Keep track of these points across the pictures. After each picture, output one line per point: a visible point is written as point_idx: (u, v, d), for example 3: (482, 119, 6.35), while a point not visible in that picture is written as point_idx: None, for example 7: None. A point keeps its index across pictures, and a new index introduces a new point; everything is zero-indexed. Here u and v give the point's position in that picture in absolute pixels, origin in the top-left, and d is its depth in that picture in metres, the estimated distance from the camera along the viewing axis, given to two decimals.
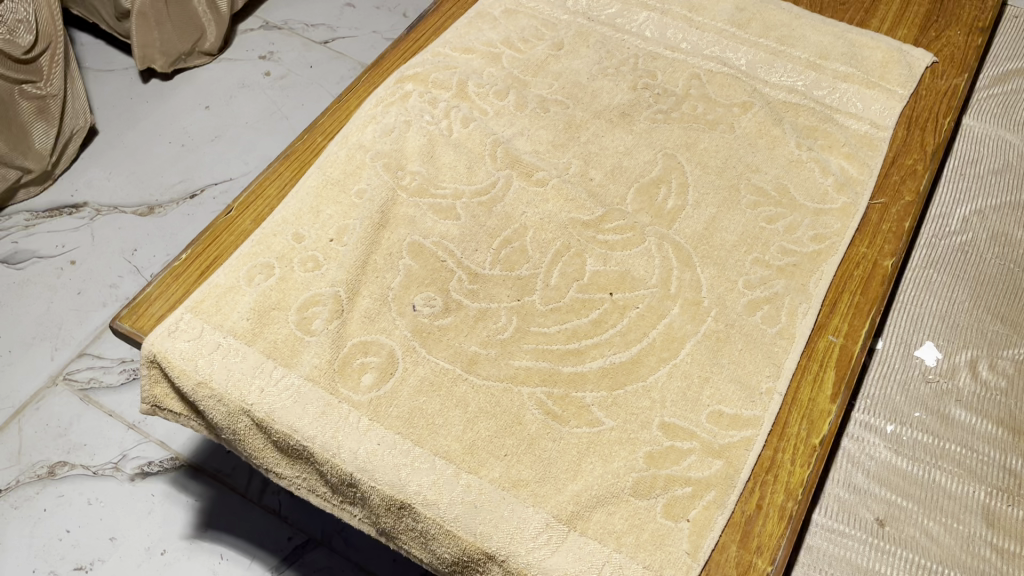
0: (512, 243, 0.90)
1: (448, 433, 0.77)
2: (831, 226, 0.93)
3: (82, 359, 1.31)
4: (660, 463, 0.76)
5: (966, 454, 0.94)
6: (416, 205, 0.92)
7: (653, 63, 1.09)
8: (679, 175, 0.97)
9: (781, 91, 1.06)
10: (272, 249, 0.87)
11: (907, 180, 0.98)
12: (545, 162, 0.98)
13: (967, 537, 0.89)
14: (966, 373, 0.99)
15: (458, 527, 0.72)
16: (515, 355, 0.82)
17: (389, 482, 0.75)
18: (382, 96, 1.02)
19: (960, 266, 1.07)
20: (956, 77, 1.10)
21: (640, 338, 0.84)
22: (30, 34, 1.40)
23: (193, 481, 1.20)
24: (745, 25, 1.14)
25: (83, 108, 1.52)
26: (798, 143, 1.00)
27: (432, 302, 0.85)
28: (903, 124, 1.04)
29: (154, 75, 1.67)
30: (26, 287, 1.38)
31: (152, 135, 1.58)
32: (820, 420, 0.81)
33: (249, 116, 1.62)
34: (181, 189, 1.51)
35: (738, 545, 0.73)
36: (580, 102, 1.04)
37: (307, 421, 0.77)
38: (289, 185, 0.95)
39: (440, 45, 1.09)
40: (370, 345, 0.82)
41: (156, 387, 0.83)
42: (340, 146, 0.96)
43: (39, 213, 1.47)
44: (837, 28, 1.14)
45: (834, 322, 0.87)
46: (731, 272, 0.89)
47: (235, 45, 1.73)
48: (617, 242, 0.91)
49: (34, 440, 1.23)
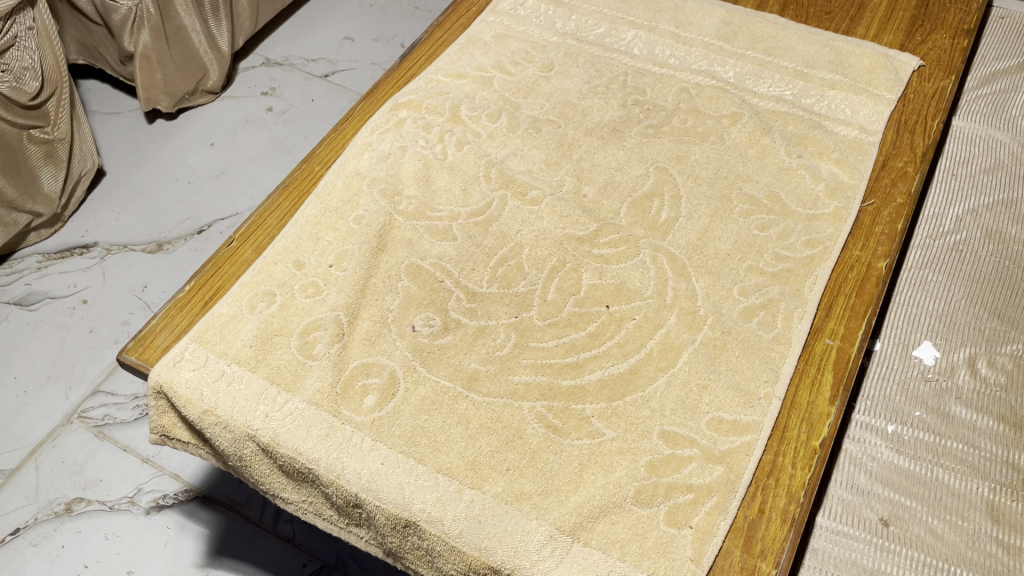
0: (509, 261, 0.92)
1: (450, 450, 0.78)
2: (824, 230, 0.94)
3: (96, 397, 1.33)
4: (661, 471, 0.77)
5: (967, 450, 0.94)
6: (413, 227, 0.94)
7: (642, 80, 1.11)
8: (671, 188, 0.98)
9: (769, 101, 1.07)
10: (273, 277, 0.89)
11: (899, 183, 0.99)
12: (538, 180, 0.99)
13: (972, 534, 0.89)
14: (965, 370, 1.00)
15: (463, 543, 0.73)
16: (514, 371, 0.83)
17: (393, 501, 0.75)
18: (377, 123, 1.04)
19: (956, 265, 1.08)
20: (943, 80, 1.11)
21: (637, 350, 0.84)
22: (36, 80, 1.40)
23: (208, 511, 1.22)
24: (731, 38, 1.16)
25: (91, 150, 1.55)
26: (788, 150, 1.01)
27: (431, 322, 0.86)
28: (892, 128, 1.05)
29: (159, 115, 1.71)
30: (39, 327, 1.41)
31: (159, 174, 1.61)
32: (819, 422, 0.81)
33: (253, 151, 1.65)
34: (189, 226, 1.54)
35: (741, 551, 0.73)
36: (572, 120, 1.06)
37: (311, 444, 0.78)
38: (289, 214, 0.97)
39: (432, 72, 1.11)
40: (371, 366, 0.83)
41: (163, 417, 0.84)
42: (338, 174, 0.98)
43: (51, 255, 1.50)
44: (822, 37, 1.16)
45: (830, 326, 0.88)
46: (726, 280, 0.90)
47: (237, 82, 1.76)
48: (611, 256, 0.92)
49: (50, 477, 1.25)
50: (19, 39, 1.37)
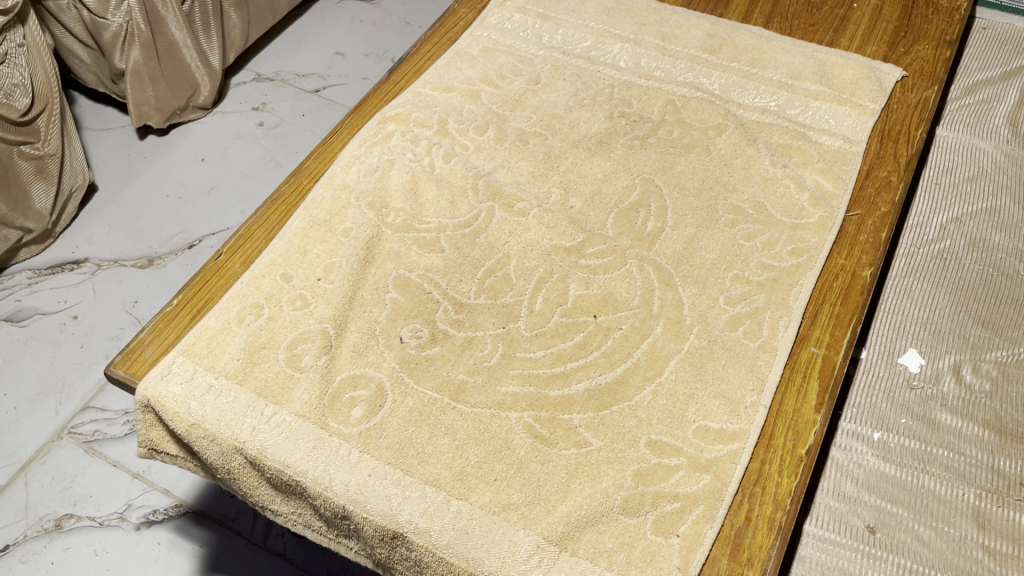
0: (496, 272, 0.92)
1: (438, 460, 0.78)
2: (809, 239, 0.95)
3: (86, 412, 1.33)
4: (648, 480, 0.77)
5: (953, 457, 0.94)
6: (401, 239, 0.94)
7: (628, 92, 1.11)
8: (658, 199, 0.99)
9: (754, 112, 1.08)
10: (261, 290, 0.89)
11: (883, 193, 1.00)
12: (526, 193, 1.00)
13: (959, 541, 0.89)
14: (950, 377, 1.00)
15: (450, 554, 0.73)
16: (502, 382, 0.83)
17: (381, 512, 0.76)
18: (365, 137, 1.04)
19: (941, 273, 1.09)
20: (926, 90, 1.12)
21: (624, 359, 0.85)
22: (25, 97, 1.40)
23: (198, 527, 1.21)
24: (717, 51, 1.17)
25: (81, 167, 1.55)
26: (773, 160, 1.02)
27: (419, 333, 0.86)
28: (876, 138, 1.06)
29: (150, 132, 1.71)
30: (29, 343, 1.41)
31: (150, 190, 1.62)
32: (805, 430, 0.81)
33: (244, 165, 1.66)
34: (179, 240, 1.54)
35: (728, 559, 0.73)
36: (559, 132, 1.07)
37: (298, 456, 0.78)
38: (277, 227, 0.98)
39: (420, 86, 1.12)
40: (359, 378, 0.83)
41: (151, 431, 0.84)
42: (326, 187, 0.98)
43: (42, 271, 1.51)
44: (806, 49, 1.17)
45: (816, 334, 0.88)
46: (712, 289, 0.90)
47: (229, 98, 1.77)
48: (598, 266, 0.92)
49: (40, 493, 1.24)
50: (10, 56, 1.38)
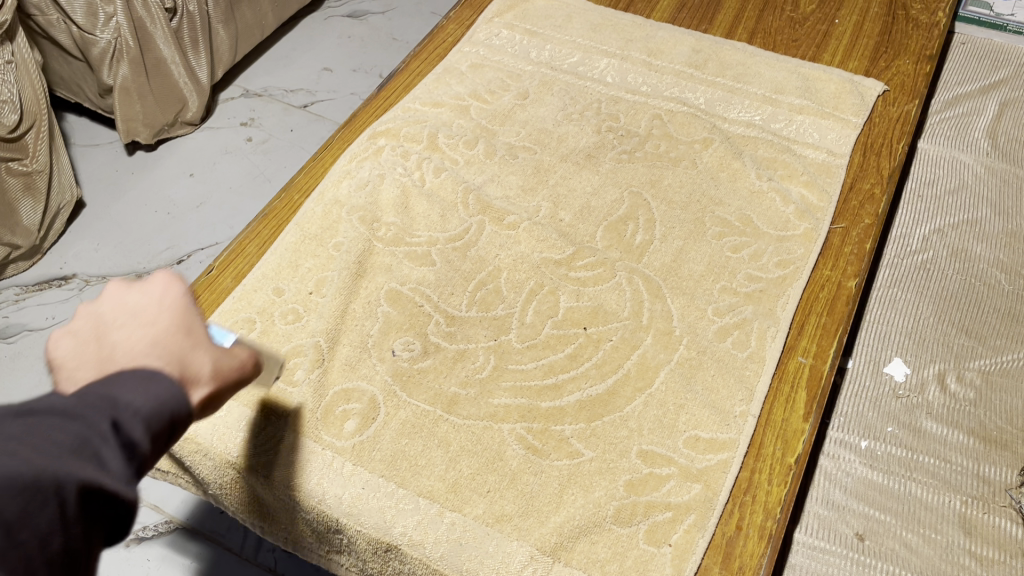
0: (487, 284, 0.93)
1: (431, 473, 0.79)
2: (795, 251, 0.96)
3: None
4: (639, 489, 0.77)
5: (940, 464, 0.96)
6: (392, 253, 0.95)
7: (616, 107, 1.13)
8: (646, 211, 1.00)
9: (740, 126, 1.10)
10: (253, 304, 0.90)
11: (867, 205, 1.02)
12: (515, 206, 1.01)
13: (946, 547, 0.90)
14: (935, 386, 1.02)
15: (444, 565, 0.74)
16: (494, 394, 0.84)
17: (375, 525, 0.76)
18: (356, 151, 1.05)
19: (924, 284, 1.11)
20: (907, 104, 1.14)
21: (615, 370, 0.86)
22: (15, 113, 1.39)
23: (190, 543, 1.20)
24: (702, 66, 1.18)
25: (69, 183, 1.55)
26: (759, 174, 1.04)
27: (411, 346, 0.87)
28: (859, 151, 1.08)
29: (138, 147, 1.71)
30: (17, 360, 1.40)
31: (139, 205, 1.62)
32: (794, 440, 0.82)
33: (233, 181, 1.66)
34: (168, 256, 1.54)
35: (720, 567, 0.74)
36: (547, 146, 1.08)
37: (291, 470, 0.78)
38: (269, 240, 0.98)
39: (410, 101, 1.13)
40: (351, 392, 0.83)
41: None
42: (317, 202, 0.99)
43: (29, 287, 1.50)
44: (789, 64, 1.19)
45: (803, 344, 0.89)
46: (700, 300, 0.92)
47: (217, 114, 1.78)
48: (588, 278, 0.93)
49: None
50: None
